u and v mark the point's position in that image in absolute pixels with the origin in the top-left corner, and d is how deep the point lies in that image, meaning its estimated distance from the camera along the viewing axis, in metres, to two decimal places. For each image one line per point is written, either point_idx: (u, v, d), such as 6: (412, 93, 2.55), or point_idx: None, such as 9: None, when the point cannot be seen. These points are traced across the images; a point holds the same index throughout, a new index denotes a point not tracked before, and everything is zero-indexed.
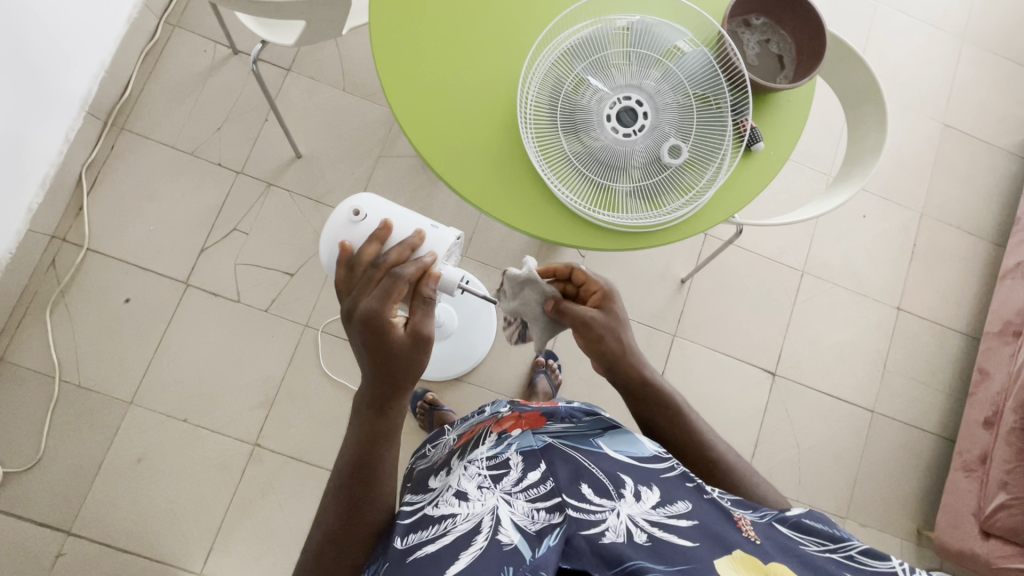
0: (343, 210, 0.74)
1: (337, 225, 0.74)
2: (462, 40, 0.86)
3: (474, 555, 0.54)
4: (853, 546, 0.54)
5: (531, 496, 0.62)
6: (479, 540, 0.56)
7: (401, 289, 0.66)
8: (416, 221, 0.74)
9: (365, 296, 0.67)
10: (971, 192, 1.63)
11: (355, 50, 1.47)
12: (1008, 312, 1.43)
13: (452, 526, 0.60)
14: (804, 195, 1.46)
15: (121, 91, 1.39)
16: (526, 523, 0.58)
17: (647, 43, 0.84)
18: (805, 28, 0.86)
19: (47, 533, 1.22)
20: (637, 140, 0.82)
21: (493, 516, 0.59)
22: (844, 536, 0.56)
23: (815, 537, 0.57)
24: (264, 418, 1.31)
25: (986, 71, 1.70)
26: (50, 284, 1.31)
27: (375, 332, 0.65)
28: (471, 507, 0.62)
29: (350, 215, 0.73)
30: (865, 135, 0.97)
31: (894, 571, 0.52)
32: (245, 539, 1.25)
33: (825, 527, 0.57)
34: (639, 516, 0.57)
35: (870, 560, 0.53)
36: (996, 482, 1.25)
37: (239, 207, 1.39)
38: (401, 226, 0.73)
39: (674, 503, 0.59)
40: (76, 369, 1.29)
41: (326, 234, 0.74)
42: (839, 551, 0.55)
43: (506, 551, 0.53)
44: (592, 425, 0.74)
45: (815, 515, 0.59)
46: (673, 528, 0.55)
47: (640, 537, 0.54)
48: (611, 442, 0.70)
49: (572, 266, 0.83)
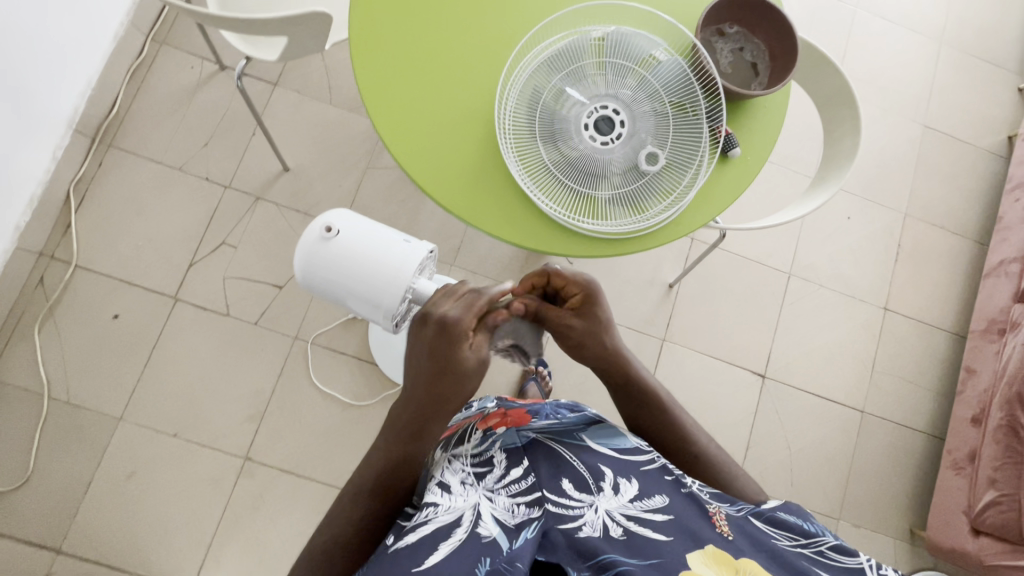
0: (314, 228, 0.72)
1: (309, 243, 0.71)
2: (440, 54, 0.87)
3: (452, 547, 0.56)
4: (823, 543, 0.58)
5: (512, 491, 0.63)
6: (458, 532, 0.57)
7: (482, 305, 0.68)
8: (389, 237, 0.73)
9: (444, 303, 0.68)
10: (953, 192, 1.65)
11: (341, 65, 1.49)
12: (992, 310, 1.45)
13: (433, 516, 0.60)
14: (787, 198, 1.48)
15: (108, 109, 1.40)
16: (506, 517, 0.60)
17: (622, 53, 0.86)
18: (777, 37, 0.88)
19: (36, 552, 1.21)
20: (615, 148, 0.83)
21: (475, 511, 0.60)
22: (815, 531, 0.59)
23: (789, 532, 0.59)
24: (254, 432, 1.31)
25: (964, 73, 1.72)
26: (38, 301, 1.31)
27: (445, 340, 0.66)
28: (453, 500, 0.63)
29: (322, 232, 0.71)
30: (841, 138, 0.98)
31: (862, 567, 0.55)
32: (236, 554, 1.24)
33: (799, 522, 0.60)
34: (616, 510, 0.59)
35: (840, 556, 0.56)
36: (985, 480, 1.26)
37: (227, 222, 1.39)
38: (374, 244, 0.72)
39: (651, 496, 0.61)
40: (65, 386, 1.29)
41: (299, 252, 0.72)
42: (810, 546, 0.58)
43: (484, 543, 0.56)
44: (576, 421, 0.73)
45: (790, 508, 0.62)
46: (648, 521, 0.58)
47: (615, 532, 0.57)
48: (596, 435, 0.70)
49: (547, 271, 0.79)
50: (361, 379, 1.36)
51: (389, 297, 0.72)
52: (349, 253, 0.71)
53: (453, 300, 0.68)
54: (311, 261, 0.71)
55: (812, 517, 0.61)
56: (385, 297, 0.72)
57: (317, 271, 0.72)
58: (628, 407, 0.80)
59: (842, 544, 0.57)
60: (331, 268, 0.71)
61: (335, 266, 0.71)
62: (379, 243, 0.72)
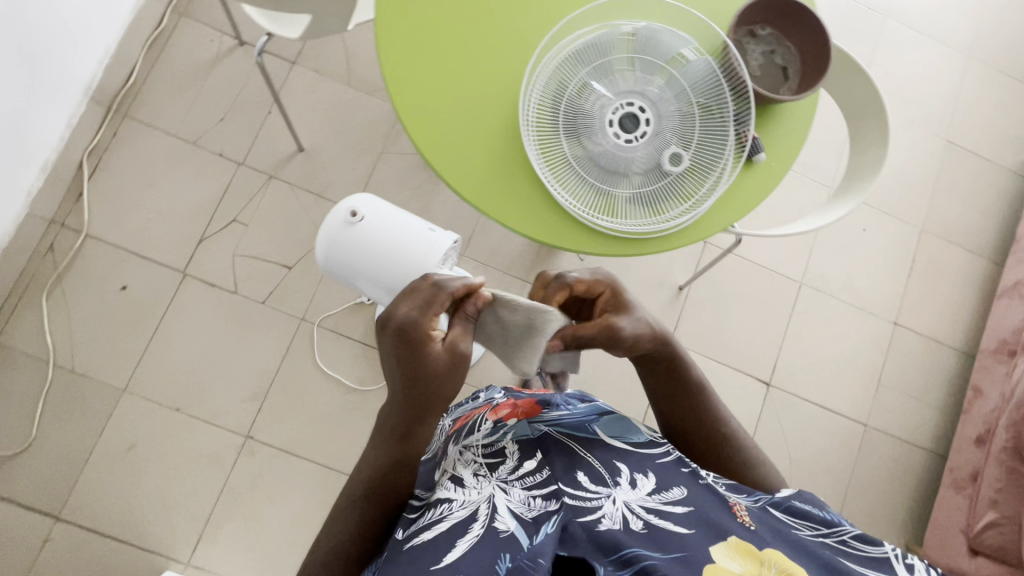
0: (342, 212, 0.77)
1: (335, 226, 0.76)
2: (466, 41, 0.86)
3: (470, 543, 0.56)
4: (845, 532, 0.59)
5: (527, 484, 0.63)
6: (476, 527, 0.58)
7: (444, 300, 0.65)
8: (412, 225, 0.77)
9: (400, 306, 0.65)
10: (972, 209, 1.63)
11: (360, 46, 1.47)
12: (1004, 330, 1.44)
13: (448, 513, 0.61)
14: (804, 207, 1.46)
15: (125, 78, 1.39)
16: (522, 511, 0.59)
17: (652, 49, 0.84)
18: (811, 40, 0.86)
19: (35, 518, 1.22)
20: (638, 146, 0.82)
21: (490, 503, 0.61)
22: (834, 519, 0.60)
23: (808, 521, 0.60)
24: (256, 411, 1.31)
25: (990, 88, 1.70)
26: (47, 268, 1.31)
27: (411, 341, 0.64)
28: (467, 493, 0.63)
29: (348, 216, 0.76)
30: (868, 147, 0.96)
31: (886, 556, 0.56)
32: (234, 532, 1.25)
33: (817, 511, 0.61)
34: (635, 503, 0.59)
35: (861, 544, 0.57)
36: (987, 500, 1.25)
37: (239, 199, 1.39)
38: (397, 231, 0.77)
39: (669, 489, 0.61)
40: (70, 355, 1.29)
41: (326, 233, 0.77)
42: (832, 536, 0.58)
43: (503, 537, 0.56)
44: (587, 412, 0.76)
45: (805, 496, 0.63)
46: (668, 514, 0.58)
47: (636, 525, 0.57)
48: (609, 428, 0.71)
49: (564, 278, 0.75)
50: (366, 364, 1.36)
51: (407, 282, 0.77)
52: (373, 238, 0.76)
53: (409, 298, 0.65)
54: (337, 243, 0.77)
55: (827, 503, 0.62)
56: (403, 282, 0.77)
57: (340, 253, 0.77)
58: (663, 390, 0.77)
59: (865, 534, 0.58)
60: (355, 251, 0.77)
61: (358, 249, 0.76)
62: (401, 231, 0.77)
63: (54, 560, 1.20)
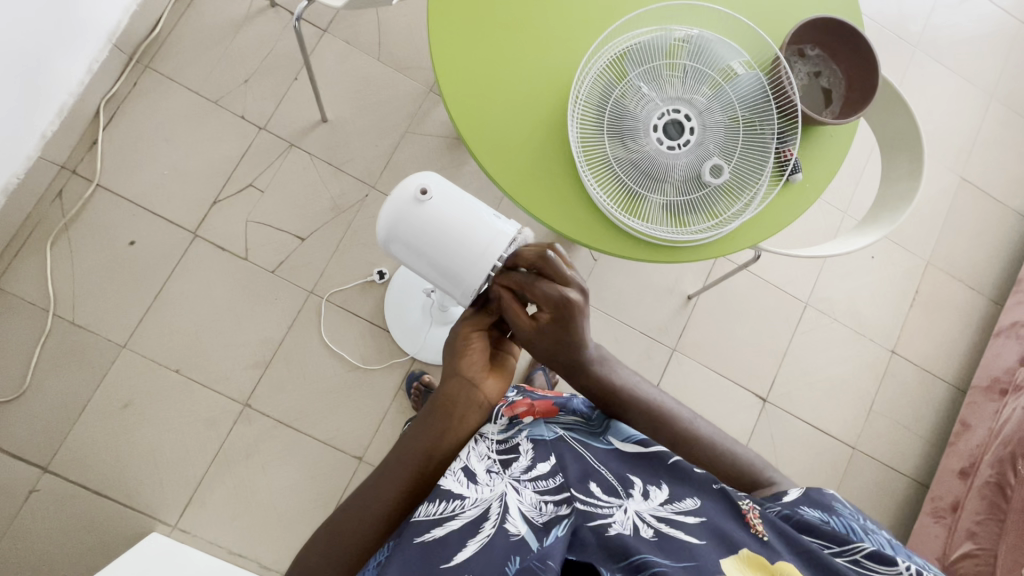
0: (409, 187, 0.67)
1: (400, 202, 0.66)
2: (519, 30, 0.85)
3: (481, 544, 0.57)
4: (859, 550, 0.56)
5: (539, 487, 0.64)
6: (487, 527, 0.59)
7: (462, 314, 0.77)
8: (479, 210, 0.68)
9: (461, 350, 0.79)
10: (978, 248, 1.66)
11: (395, 22, 1.44)
12: (997, 368, 1.47)
13: (460, 510, 0.60)
14: (819, 230, 1.48)
15: (150, 28, 1.35)
16: (533, 514, 0.60)
17: (702, 58, 0.84)
18: (858, 66, 0.86)
19: (22, 467, 1.20)
20: (680, 154, 0.82)
21: (502, 503, 0.61)
22: (846, 533, 0.58)
23: (820, 538, 0.58)
24: (256, 380, 1.29)
25: (1008, 130, 1.72)
26: (55, 214, 1.28)
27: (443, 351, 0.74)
28: (479, 490, 0.63)
29: (416, 193, 0.66)
30: (897, 180, 0.98)
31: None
32: (224, 498, 1.24)
33: (824, 522, 0.59)
34: (646, 513, 0.60)
35: (876, 565, 0.55)
36: (965, 532, 1.28)
37: (257, 163, 1.36)
38: (464, 214, 0.67)
39: (682, 500, 0.61)
40: (71, 306, 1.26)
41: (388, 209, 0.67)
42: (843, 555, 0.57)
43: (513, 541, 0.57)
44: (602, 419, 0.75)
45: (812, 499, 0.62)
46: (680, 524, 0.59)
47: (646, 532, 0.58)
48: (620, 433, 0.71)
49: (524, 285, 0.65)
50: (370, 344, 1.35)
51: (473, 275, 0.66)
52: (439, 221, 0.66)
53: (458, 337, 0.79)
54: (398, 222, 0.66)
55: (836, 506, 0.60)
56: (467, 276, 0.67)
57: (401, 235, 0.67)
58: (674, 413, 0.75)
59: (880, 552, 0.56)
60: (418, 234, 0.66)
61: (423, 232, 0.66)
62: (468, 214, 0.67)
63: (40, 511, 1.19)
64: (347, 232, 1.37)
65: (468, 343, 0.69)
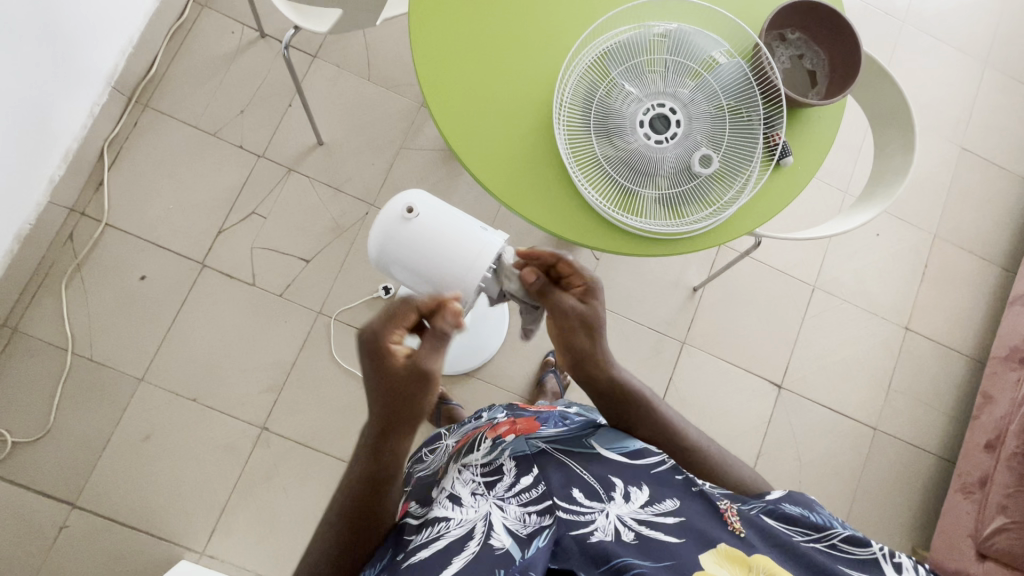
0: (396, 206, 0.69)
1: (388, 221, 0.68)
2: (499, 41, 0.87)
3: (466, 560, 0.57)
4: (835, 535, 0.58)
5: (523, 500, 0.64)
6: (472, 544, 0.58)
7: (407, 315, 0.61)
8: (465, 222, 0.69)
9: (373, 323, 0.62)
10: (985, 217, 1.63)
11: (382, 42, 1.47)
12: (1013, 337, 1.45)
13: (446, 531, 0.61)
14: (818, 212, 1.48)
15: (147, 68, 1.39)
16: (517, 527, 0.60)
17: (682, 52, 0.85)
18: (841, 48, 0.87)
19: (51, 504, 1.22)
20: (668, 147, 0.82)
21: (486, 521, 0.61)
22: (824, 521, 0.59)
23: (798, 528, 0.59)
24: (272, 402, 1.31)
25: (1005, 96, 1.70)
26: (67, 256, 1.31)
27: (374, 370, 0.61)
28: (464, 512, 0.63)
29: (403, 212, 0.67)
30: (892, 155, 0.97)
31: (875, 556, 0.56)
32: (247, 521, 1.26)
33: (806, 514, 0.60)
34: (627, 515, 0.60)
35: (852, 547, 0.57)
36: (995, 505, 1.25)
37: (259, 190, 1.39)
38: (452, 228, 0.68)
39: (663, 501, 0.62)
40: (88, 343, 1.29)
41: (377, 229, 0.69)
42: (822, 541, 0.58)
43: (497, 554, 0.56)
44: (583, 425, 0.76)
45: (793, 496, 0.62)
46: (660, 525, 0.59)
47: (627, 536, 0.58)
48: (603, 439, 0.71)
49: (558, 257, 0.75)
50: None
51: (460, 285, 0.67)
52: (427, 235, 0.67)
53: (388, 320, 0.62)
54: (387, 241, 0.68)
55: (816, 505, 0.61)
56: (456, 287, 0.67)
57: (390, 252, 0.69)
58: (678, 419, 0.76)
59: (854, 534, 0.57)
60: (407, 250, 0.68)
61: (411, 249, 0.68)
62: (455, 229, 0.68)
63: (70, 547, 1.21)
64: (350, 251, 1.39)
65: (421, 399, 0.62)
